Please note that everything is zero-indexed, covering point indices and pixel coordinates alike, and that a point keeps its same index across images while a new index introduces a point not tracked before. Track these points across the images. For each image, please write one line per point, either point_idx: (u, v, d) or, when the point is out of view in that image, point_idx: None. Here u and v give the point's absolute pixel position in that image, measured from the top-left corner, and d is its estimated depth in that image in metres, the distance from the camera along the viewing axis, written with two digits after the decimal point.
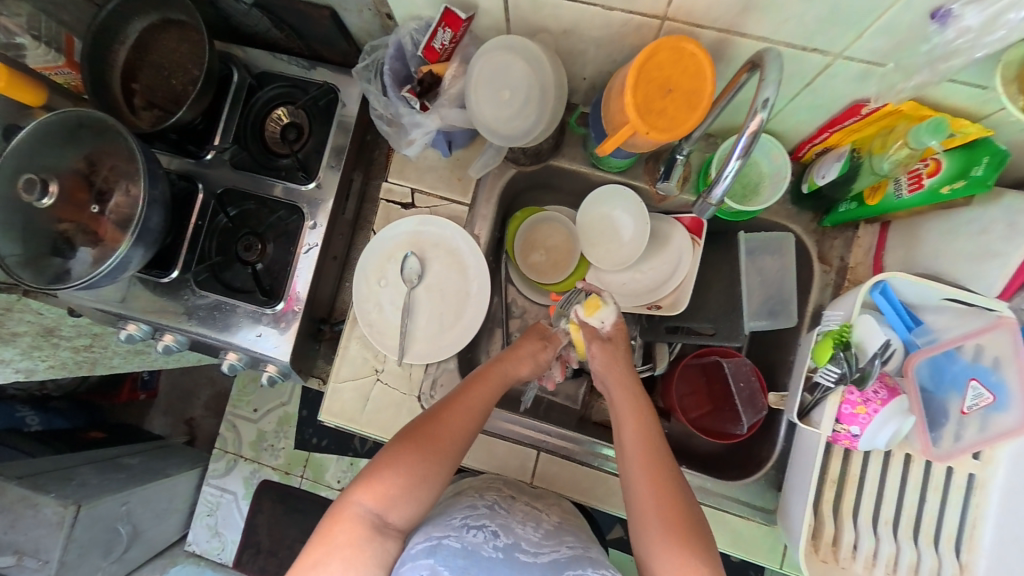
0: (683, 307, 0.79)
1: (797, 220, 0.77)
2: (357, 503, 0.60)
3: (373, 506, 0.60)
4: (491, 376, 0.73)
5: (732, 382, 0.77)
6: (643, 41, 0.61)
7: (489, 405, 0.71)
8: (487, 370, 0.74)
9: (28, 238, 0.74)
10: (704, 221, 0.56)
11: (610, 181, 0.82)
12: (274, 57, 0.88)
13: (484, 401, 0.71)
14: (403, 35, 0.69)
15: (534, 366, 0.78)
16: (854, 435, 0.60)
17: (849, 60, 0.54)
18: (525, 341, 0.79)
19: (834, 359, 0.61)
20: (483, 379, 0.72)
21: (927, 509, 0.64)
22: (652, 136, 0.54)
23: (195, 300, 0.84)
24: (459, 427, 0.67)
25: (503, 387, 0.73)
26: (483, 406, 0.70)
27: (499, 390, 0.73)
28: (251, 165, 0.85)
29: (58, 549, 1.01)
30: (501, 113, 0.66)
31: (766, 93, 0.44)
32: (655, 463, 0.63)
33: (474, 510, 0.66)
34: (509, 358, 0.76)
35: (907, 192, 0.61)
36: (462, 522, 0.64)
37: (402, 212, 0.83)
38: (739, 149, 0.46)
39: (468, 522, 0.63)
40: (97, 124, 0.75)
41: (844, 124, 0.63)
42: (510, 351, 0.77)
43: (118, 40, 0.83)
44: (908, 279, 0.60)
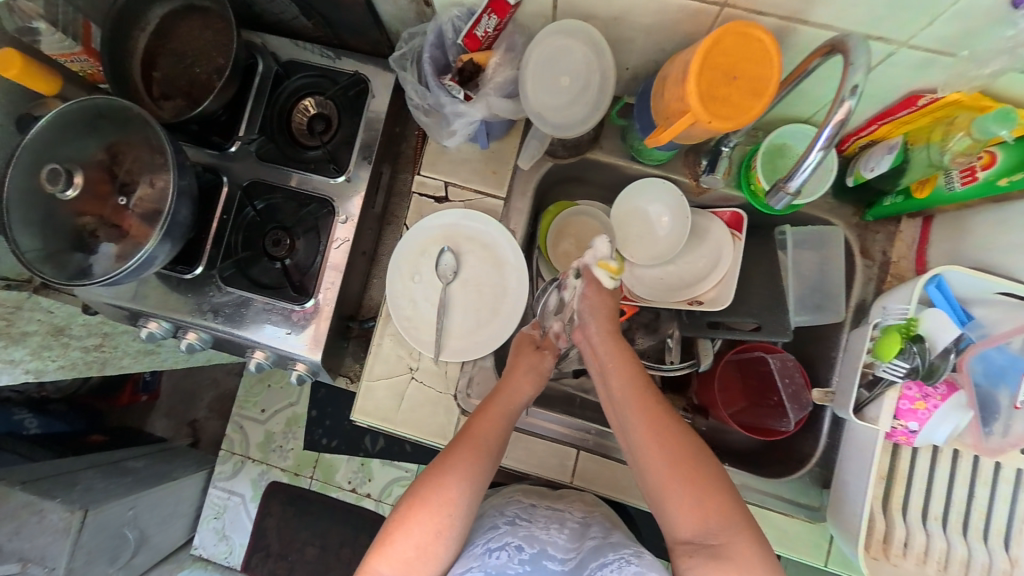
0: (728, 302, 0.76)
1: (838, 213, 0.76)
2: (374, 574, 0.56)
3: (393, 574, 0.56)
4: (496, 408, 0.68)
5: (778, 377, 0.76)
6: (697, 29, 0.60)
7: (499, 437, 0.66)
8: (490, 405, 0.68)
9: (50, 231, 0.71)
10: (778, 208, 0.56)
11: (647, 174, 0.80)
12: (301, 47, 0.86)
13: (495, 435, 0.65)
14: (444, 22, 0.68)
15: (538, 381, 0.73)
16: (912, 431, 0.60)
17: (913, 48, 0.53)
18: (520, 353, 0.76)
19: (905, 353, 0.60)
20: (489, 413, 0.67)
21: (977, 504, 0.64)
22: (715, 125, 0.53)
23: (220, 297, 0.80)
24: (467, 467, 0.61)
25: (511, 419, 0.68)
26: (495, 439, 0.65)
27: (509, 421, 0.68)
28: (277, 156, 0.83)
29: (65, 555, 0.97)
30: (558, 100, 0.65)
31: (854, 79, 0.42)
32: (659, 425, 0.61)
33: (495, 531, 0.67)
34: (510, 383, 0.71)
35: (959, 184, 0.61)
36: (484, 547, 0.64)
37: (435, 206, 0.81)
38: (822, 140, 0.45)
39: (489, 546, 0.64)
40: (121, 114, 0.72)
41: (896, 116, 0.62)
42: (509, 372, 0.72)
43: (138, 26, 0.80)
44: (965, 271, 0.61)
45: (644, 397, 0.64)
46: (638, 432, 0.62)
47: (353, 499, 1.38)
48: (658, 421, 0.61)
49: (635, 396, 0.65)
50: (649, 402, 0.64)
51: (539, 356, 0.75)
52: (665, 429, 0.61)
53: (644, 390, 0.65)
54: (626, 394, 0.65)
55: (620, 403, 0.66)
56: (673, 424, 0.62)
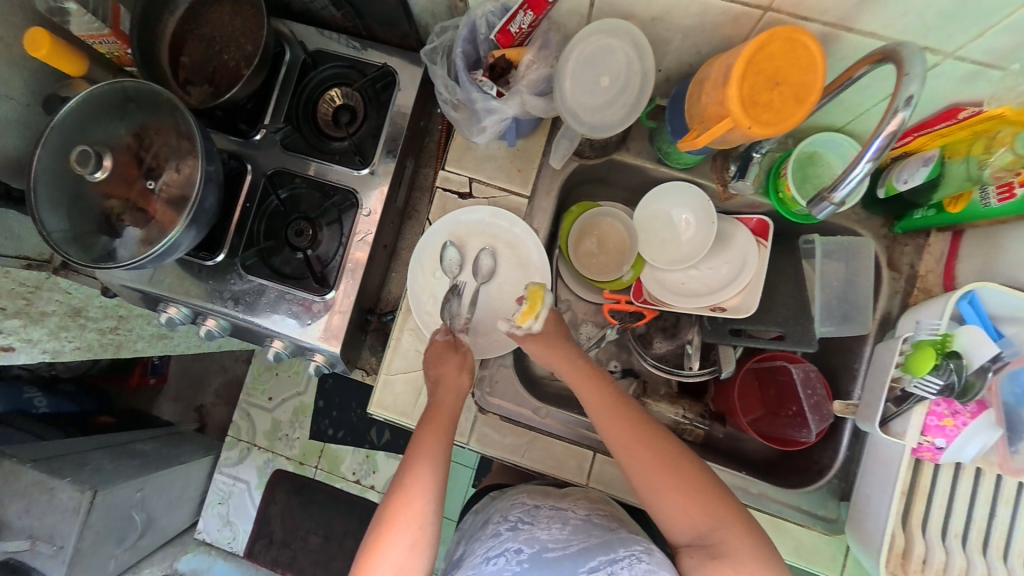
0: (753, 309, 0.76)
1: (866, 225, 0.76)
2: None
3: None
4: (442, 411, 0.67)
5: (801, 388, 0.74)
6: (737, 32, 0.59)
7: (447, 438, 0.66)
8: (432, 415, 0.67)
9: (76, 213, 0.71)
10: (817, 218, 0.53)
11: (673, 178, 0.80)
12: (329, 36, 0.85)
13: (445, 435, 0.66)
14: (478, 17, 0.67)
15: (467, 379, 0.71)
16: (939, 448, 0.59)
17: (961, 58, 0.52)
18: (440, 359, 0.72)
19: (940, 369, 0.58)
20: (433, 420, 0.66)
21: (997, 523, 0.63)
22: (755, 130, 0.52)
23: (240, 285, 0.80)
24: (424, 478, 0.61)
25: (453, 420, 0.68)
26: (446, 434, 0.66)
27: (455, 415, 0.68)
28: (303, 146, 0.83)
29: (74, 535, 0.98)
30: (596, 100, 0.64)
31: (909, 88, 0.42)
32: (641, 438, 0.63)
33: (496, 540, 0.67)
34: (444, 382, 0.70)
35: (996, 200, 0.60)
36: (483, 556, 0.64)
37: (459, 201, 0.80)
38: (870, 152, 0.43)
39: (488, 555, 0.64)
40: (151, 98, 0.71)
41: (934, 128, 0.62)
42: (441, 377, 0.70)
43: (168, 10, 0.80)
44: (1000, 288, 0.60)
45: (622, 410, 0.65)
46: (623, 447, 0.63)
47: (357, 490, 1.39)
48: (641, 434, 0.63)
49: (611, 409, 0.65)
50: (623, 418, 0.64)
51: (460, 356, 0.72)
52: (649, 440, 0.63)
53: (622, 402, 0.66)
54: (603, 411, 0.65)
55: (598, 420, 0.65)
56: (654, 433, 0.63)
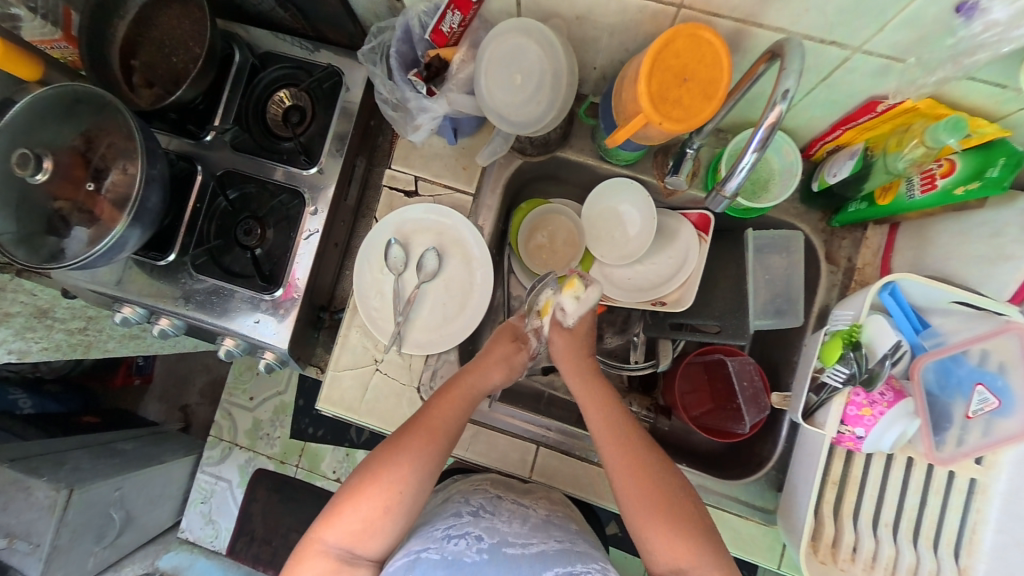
0: (689, 304, 0.78)
1: (805, 218, 0.76)
2: (323, 540, 0.58)
3: (339, 542, 0.58)
4: (456, 394, 0.68)
5: (736, 380, 0.77)
6: (658, 30, 0.59)
7: (457, 419, 0.67)
8: (451, 390, 0.69)
9: (23, 215, 0.72)
10: (717, 213, 0.58)
11: (617, 174, 0.80)
12: (278, 38, 0.86)
13: (449, 425, 0.66)
14: (412, 17, 0.67)
15: (507, 371, 0.74)
16: (858, 437, 0.61)
17: (868, 53, 0.53)
18: (498, 341, 0.76)
19: (845, 359, 0.61)
20: (449, 397, 0.68)
21: (927, 514, 0.63)
22: (666, 125, 0.53)
23: (192, 284, 0.82)
24: (419, 447, 0.63)
25: (470, 403, 0.69)
26: (450, 429, 0.66)
27: (463, 410, 0.68)
28: (252, 147, 0.84)
29: (50, 532, 1.01)
30: (512, 98, 0.65)
31: (787, 84, 0.44)
32: (638, 463, 0.62)
33: (457, 520, 0.65)
34: (477, 369, 0.71)
35: (920, 192, 0.60)
36: (444, 532, 0.63)
37: (406, 200, 0.81)
38: (755, 142, 0.47)
39: (449, 533, 0.63)
40: (95, 100, 0.73)
41: (858, 122, 0.62)
42: (479, 359, 0.73)
43: (118, 15, 0.81)
44: (918, 280, 0.59)
45: (623, 430, 0.65)
46: (618, 469, 0.62)
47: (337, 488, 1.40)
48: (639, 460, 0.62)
49: (610, 427, 0.66)
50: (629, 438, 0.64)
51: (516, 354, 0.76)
52: (643, 467, 0.61)
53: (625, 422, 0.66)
54: (605, 429, 0.66)
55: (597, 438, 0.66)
56: (651, 458, 0.62)
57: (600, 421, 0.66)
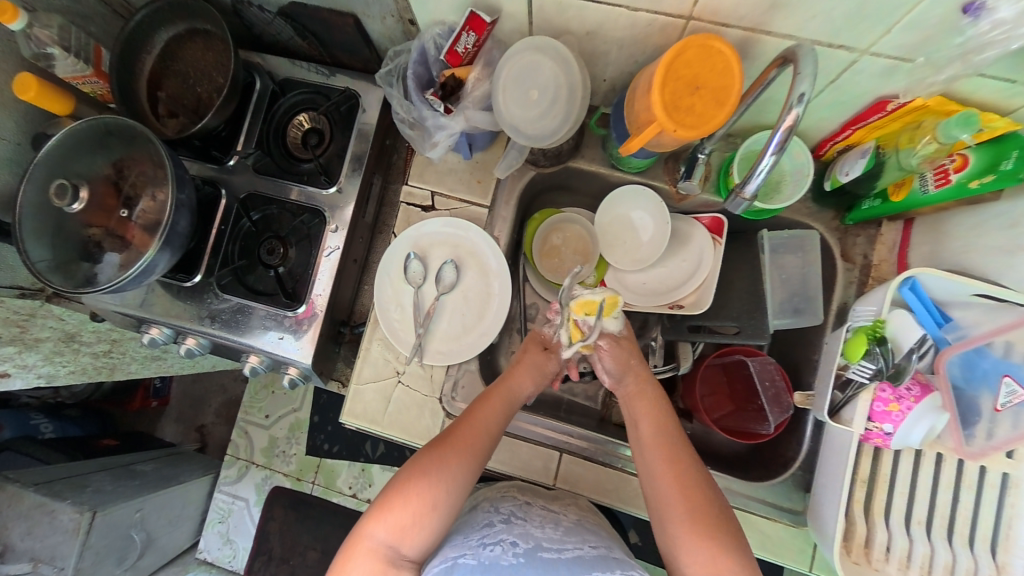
0: (706, 306, 0.78)
1: (818, 217, 0.77)
2: (371, 536, 0.58)
3: (388, 538, 0.58)
4: (498, 399, 0.70)
5: (757, 381, 0.77)
6: (666, 41, 0.62)
7: (500, 423, 0.68)
8: (493, 390, 0.71)
9: (58, 243, 0.75)
10: (737, 214, 0.59)
11: (629, 181, 0.82)
12: (296, 65, 0.90)
13: (490, 428, 0.67)
14: (427, 40, 0.70)
15: (540, 379, 0.75)
16: (887, 434, 0.60)
17: (875, 55, 0.54)
18: (528, 349, 0.77)
19: (870, 355, 0.61)
20: (491, 401, 0.69)
21: (962, 510, 0.62)
22: (679, 133, 0.55)
23: (217, 304, 0.84)
24: (467, 444, 0.64)
25: (510, 409, 0.70)
26: (491, 431, 0.67)
27: (505, 415, 0.69)
28: (273, 169, 0.87)
29: (74, 556, 1.02)
30: (528, 112, 0.67)
31: (802, 88, 0.46)
32: (684, 478, 0.61)
33: (490, 528, 0.65)
34: (512, 376, 0.73)
35: (933, 186, 0.61)
36: (479, 540, 0.63)
37: (422, 214, 0.83)
38: (773, 145, 0.48)
39: (484, 540, 0.63)
40: (124, 131, 0.76)
41: (868, 121, 0.64)
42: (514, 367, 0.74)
43: (146, 49, 0.85)
44: (937, 274, 0.60)
45: (671, 442, 0.64)
46: (658, 477, 0.62)
47: (354, 504, 1.39)
48: (685, 478, 0.61)
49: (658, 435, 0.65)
50: (672, 445, 0.64)
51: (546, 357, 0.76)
52: (688, 480, 0.61)
53: (669, 429, 0.66)
54: (650, 435, 0.66)
55: (643, 442, 0.66)
56: (697, 472, 0.62)
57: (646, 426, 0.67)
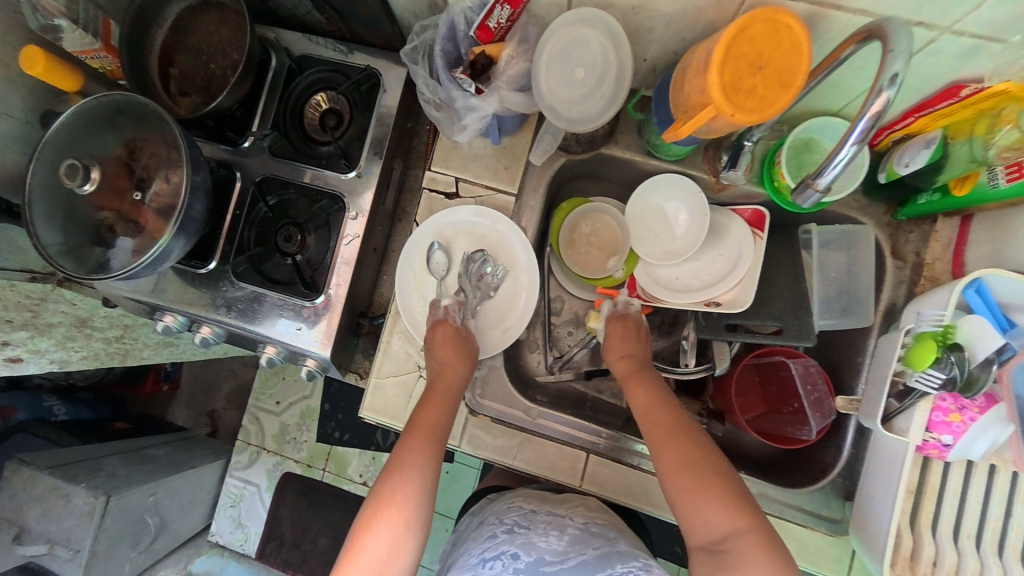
0: (750, 303, 0.73)
1: (868, 212, 0.72)
2: None
3: None
4: (440, 394, 0.70)
5: (800, 383, 0.72)
6: (721, 17, 0.57)
7: (446, 417, 0.68)
8: (434, 386, 0.71)
9: (69, 225, 0.72)
10: (805, 207, 0.55)
11: (665, 170, 0.77)
12: (314, 41, 0.85)
13: (436, 425, 0.67)
14: (457, 13, 0.65)
15: (469, 359, 0.72)
16: (946, 445, 0.57)
17: (958, 34, 0.49)
18: (438, 337, 0.71)
19: (942, 363, 0.57)
20: (434, 398, 0.69)
21: (1014, 525, 0.59)
22: (738, 117, 0.50)
23: (233, 292, 0.81)
24: (420, 442, 0.64)
25: (454, 399, 0.70)
26: (441, 426, 0.67)
27: (455, 404, 0.70)
28: (290, 152, 0.83)
29: (89, 539, 1.02)
30: (572, 92, 0.62)
31: (894, 67, 0.41)
32: (677, 435, 0.60)
33: (493, 541, 0.66)
34: (443, 369, 0.70)
35: (1004, 181, 0.56)
36: (480, 557, 0.64)
37: (446, 202, 0.79)
38: (855, 135, 0.44)
39: (485, 556, 0.63)
40: (137, 109, 0.72)
41: (936, 108, 0.59)
42: (441, 363, 0.71)
43: (156, 22, 0.80)
44: (1010, 277, 0.56)
45: (661, 405, 0.65)
46: (654, 437, 0.62)
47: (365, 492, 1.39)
48: (675, 432, 0.61)
49: (652, 402, 0.66)
50: (662, 407, 0.64)
51: (461, 339, 0.72)
52: (683, 438, 0.60)
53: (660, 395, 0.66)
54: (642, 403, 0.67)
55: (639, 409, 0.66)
56: (688, 430, 0.61)
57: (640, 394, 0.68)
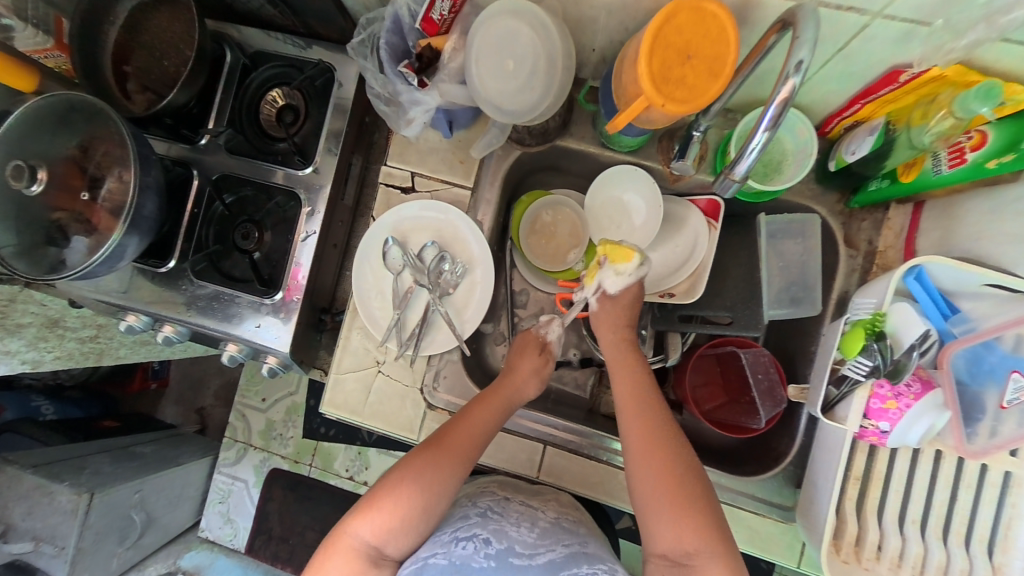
0: (699, 294, 0.75)
1: (821, 200, 0.72)
2: (354, 534, 0.58)
3: (370, 539, 0.58)
4: (495, 401, 0.69)
5: (750, 373, 0.74)
6: (657, 5, 0.56)
7: (495, 424, 0.68)
8: (492, 391, 0.71)
9: (23, 226, 0.72)
10: (727, 199, 0.54)
11: (620, 161, 0.77)
12: (269, 36, 0.85)
13: (481, 432, 0.66)
14: (400, 6, 0.63)
15: (540, 384, 0.75)
16: (883, 432, 0.57)
17: (887, 18, 0.49)
18: (525, 353, 0.76)
19: (867, 351, 0.57)
20: (489, 403, 0.69)
21: (958, 509, 0.60)
22: (668, 108, 0.50)
23: (193, 289, 0.82)
24: (464, 443, 0.65)
25: (507, 412, 0.70)
26: (485, 434, 0.67)
27: (501, 415, 0.69)
28: (247, 149, 0.83)
29: (74, 535, 1.05)
30: (506, 85, 0.61)
31: (800, 55, 0.41)
32: (655, 440, 0.59)
33: (465, 522, 0.65)
34: (514, 378, 0.72)
35: (947, 167, 0.56)
36: (452, 536, 0.62)
37: (403, 197, 0.79)
38: (766, 121, 0.44)
39: (457, 536, 0.62)
40: (88, 108, 0.72)
41: (878, 95, 0.58)
42: (513, 370, 0.74)
43: (108, 20, 0.80)
44: (946, 263, 0.55)
45: (648, 407, 0.63)
46: (635, 439, 0.60)
47: (351, 486, 1.37)
48: (655, 436, 0.60)
49: (635, 399, 0.64)
50: (648, 410, 0.62)
51: (543, 361, 0.76)
52: (662, 444, 0.59)
53: (647, 394, 0.64)
54: (628, 403, 0.64)
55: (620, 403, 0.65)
56: (672, 439, 0.60)
57: (626, 388, 0.65)
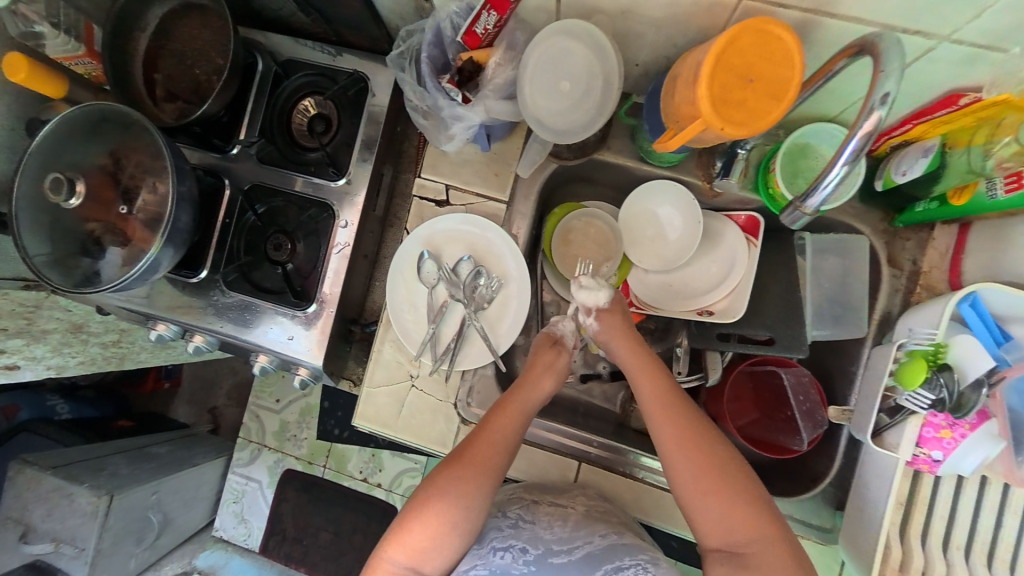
0: (740, 314, 0.73)
1: (865, 218, 0.71)
2: (389, 560, 0.59)
3: (406, 561, 0.58)
4: (512, 406, 0.68)
5: (790, 394, 0.74)
6: (711, 24, 0.55)
7: (517, 434, 0.67)
8: (511, 397, 0.69)
9: (56, 236, 0.71)
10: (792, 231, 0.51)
11: (658, 176, 0.76)
12: (298, 43, 0.83)
13: (501, 440, 0.65)
14: (443, 18, 0.63)
15: (556, 379, 0.73)
16: (936, 460, 0.57)
17: (956, 42, 0.48)
18: (540, 350, 0.75)
19: (931, 383, 0.57)
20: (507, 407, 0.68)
21: (1004, 535, 0.59)
22: (727, 131, 0.49)
23: (223, 300, 0.81)
24: (483, 444, 0.64)
25: (527, 417, 0.69)
26: (508, 442, 0.65)
27: (524, 421, 0.68)
28: (278, 159, 0.82)
29: (93, 537, 1.05)
30: (558, 105, 0.61)
31: (886, 87, 0.40)
32: (687, 436, 0.60)
33: (499, 532, 0.66)
34: (528, 379, 0.71)
35: (1003, 191, 0.55)
36: (489, 547, 0.65)
37: (436, 209, 0.78)
38: (847, 154, 0.42)
39: (494, 547, 0.64)
40: (121, 118, 0.71)
41: (935, 116, 0.57)
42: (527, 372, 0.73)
43: (138, 27, 0.79)
44: (999, 289, 0.55)
45: (673, 405, 0.63)
46: (670, 442, 0.61)
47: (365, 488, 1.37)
48: (686, 431, 0.60)
49: (662, 398, 0.64)
50: (676, 407, 0.63)
51: (555, 355, 0.75)
52: (694, 437, 0.60)
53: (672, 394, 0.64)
54: (654, 403, 0.64)
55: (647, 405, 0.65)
56: (704, 434, 0.61)
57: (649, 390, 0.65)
